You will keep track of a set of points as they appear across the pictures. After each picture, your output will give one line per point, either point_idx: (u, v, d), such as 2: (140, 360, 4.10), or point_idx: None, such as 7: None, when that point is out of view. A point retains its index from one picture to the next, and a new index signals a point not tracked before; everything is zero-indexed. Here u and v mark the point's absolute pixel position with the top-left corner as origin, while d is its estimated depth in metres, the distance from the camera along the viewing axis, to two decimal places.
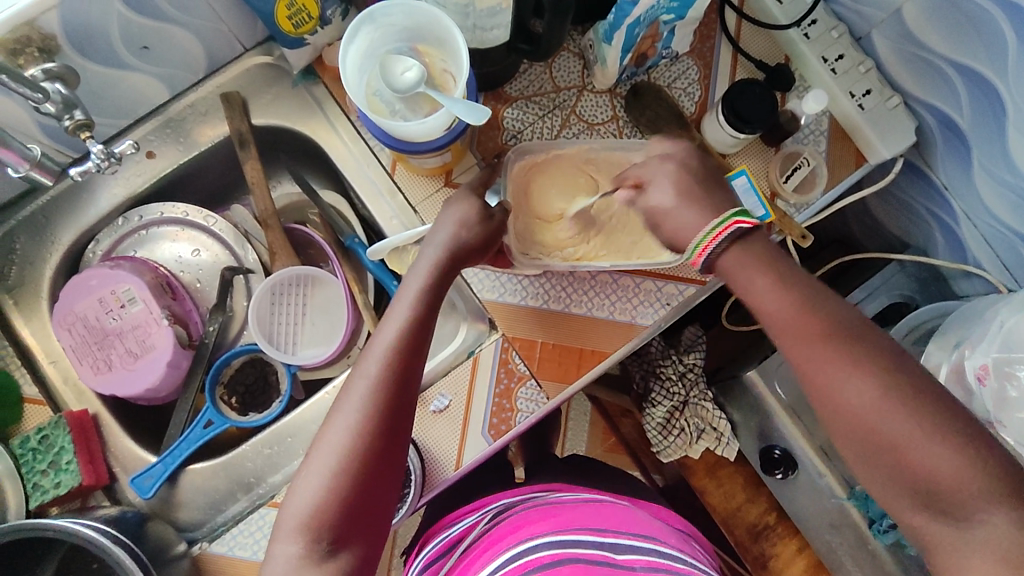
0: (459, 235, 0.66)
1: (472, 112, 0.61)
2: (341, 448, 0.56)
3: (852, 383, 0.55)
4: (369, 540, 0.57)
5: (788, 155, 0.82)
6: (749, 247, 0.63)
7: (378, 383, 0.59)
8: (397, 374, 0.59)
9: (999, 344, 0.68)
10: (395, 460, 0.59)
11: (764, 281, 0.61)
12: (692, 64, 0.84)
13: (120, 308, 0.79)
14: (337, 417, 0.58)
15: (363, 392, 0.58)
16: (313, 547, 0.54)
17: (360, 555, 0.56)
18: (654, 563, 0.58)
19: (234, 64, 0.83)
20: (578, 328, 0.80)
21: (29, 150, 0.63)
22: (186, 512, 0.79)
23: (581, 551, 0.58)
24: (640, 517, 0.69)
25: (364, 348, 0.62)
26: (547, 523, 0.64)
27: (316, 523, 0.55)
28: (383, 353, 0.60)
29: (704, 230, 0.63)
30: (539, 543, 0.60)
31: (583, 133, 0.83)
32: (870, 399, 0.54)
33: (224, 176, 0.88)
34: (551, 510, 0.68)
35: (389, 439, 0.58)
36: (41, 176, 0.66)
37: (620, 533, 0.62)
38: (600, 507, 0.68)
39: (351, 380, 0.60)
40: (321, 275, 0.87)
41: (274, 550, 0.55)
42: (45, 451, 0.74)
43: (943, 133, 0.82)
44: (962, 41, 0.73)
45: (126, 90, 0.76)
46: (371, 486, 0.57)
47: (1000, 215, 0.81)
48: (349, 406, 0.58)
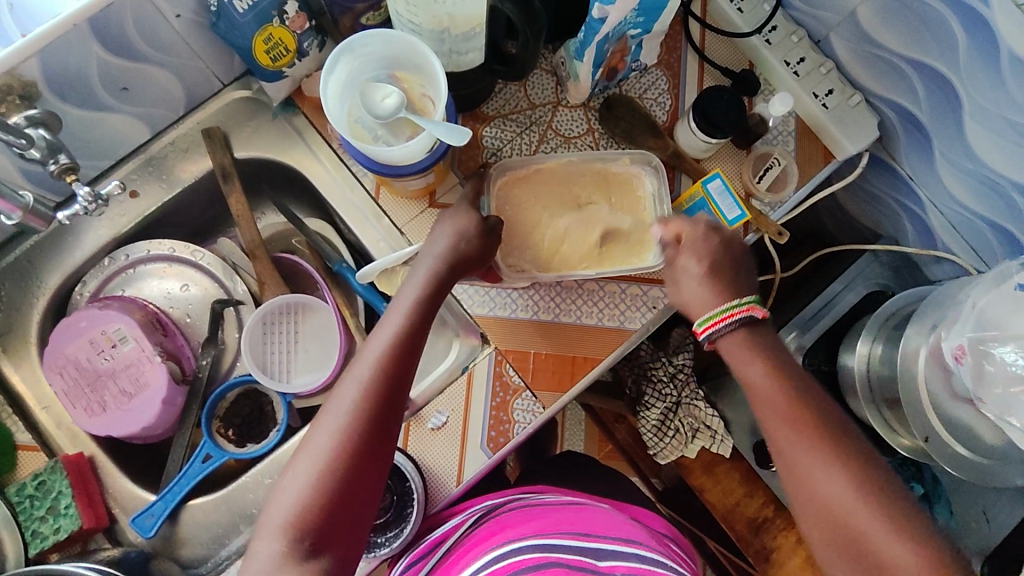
0: (455, 247, 0.67)
1: (454, 134, 0.63)
2: (328, 449, 0.56)
3: (820, 451, 0.60)
4: (351, 542, 0.56)
5: (759, 155, 0.85)
6: (755, 337, 0.67)
7: (369, 387, 0.59)
8: (389, 379, 0.59)
9: (973, 325, 0.71)
10: (382, 464, 0.58)
11: (757, 365, 0.65)
12: (661, 74, 0.87)
13: (112, 348, 0.79)
14: (325, 419, 0.58)
15: (353, 395, 0.58)
16: (295, 546, 0.53)
17: (340, 558, 0.55)
18: (634, 569, 0.57)
19: (213, 100, 0.84)
20: (570, 336, 0.82)
21: (21, 196, 0.62)
22: (189, 549, 0.79)
23: (563, 555, 0.57)
24: (616, 519, 0.68)
25: (358, 350, 0.62)
26: (533, 527, 0.63)
27: (299, 522, 0.54)
28: (378, 358, 0.60)
29: (719, 307, 0.67)
30: (522, 546, 0.60)
31: (560, 147, 0.85)
32: (827, 468, 0.59)
33: (208, 211, 0.89)
34: (536, 513, 0.68)
35: (378, 443, 0.58)
36: (32, 223, 0.65)
37: (601, 538, 0.61)
38: (582, 511, 0.67)
39: (341, 385, 0.60)
40: (309, 302, 0.87)
41: (254, 548, 0.54)
42: (43, 496, 0.74)
43: (904, 126, 0.85)
44: (914, 39, 0.76)
45: (107, 131, 0.77)
46: (356, 488, 0.56)
47: (965, 201, 0.84)
48: (341, 407, 0.58)
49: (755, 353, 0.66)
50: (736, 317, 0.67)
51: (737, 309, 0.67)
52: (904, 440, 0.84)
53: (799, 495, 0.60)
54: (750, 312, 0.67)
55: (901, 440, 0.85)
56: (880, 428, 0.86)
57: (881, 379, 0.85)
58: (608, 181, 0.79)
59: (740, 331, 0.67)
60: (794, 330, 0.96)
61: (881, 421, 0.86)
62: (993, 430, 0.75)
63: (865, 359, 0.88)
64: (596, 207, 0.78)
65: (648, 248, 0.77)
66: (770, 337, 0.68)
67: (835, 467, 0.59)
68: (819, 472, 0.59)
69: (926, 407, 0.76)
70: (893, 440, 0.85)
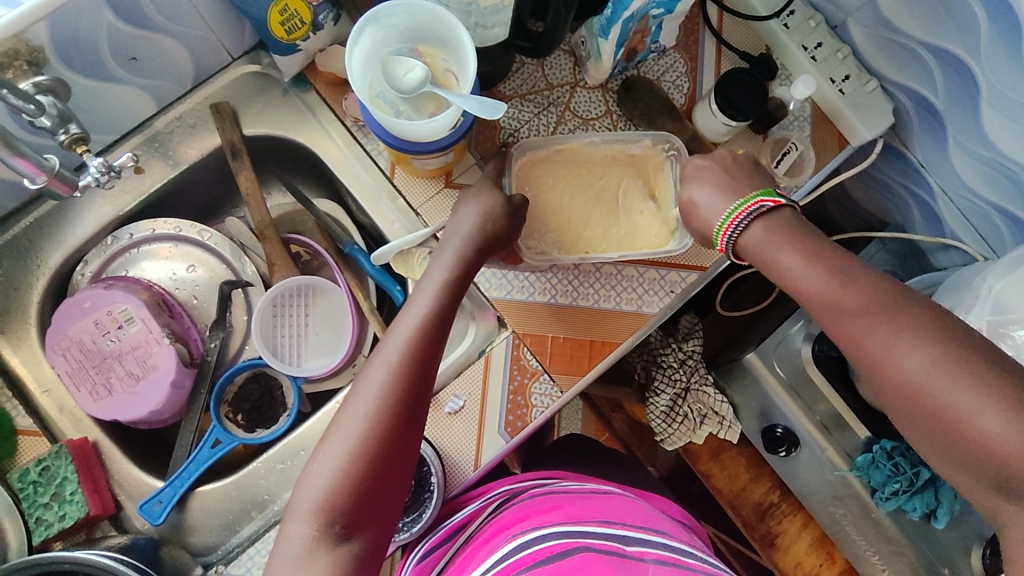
0: (482, 228, 0.66)
1: (484, 107, 0.61)
2: (358, 431, 0.55)
3: (919, 353, 0.51)
4: (380, 526, 0.55)
5: (777, 140, 0.84)
6: (776, 226, 0.61)
7: (398, 369, 0.57)
8: (420, 360, 0.58)
9: (990, 308, 0.72)
10: (411, 446, 0.57)
11: (794, 255, 0.59)
12: (679, 57, 0.86)
13: (118, 329, 0.76)
14: (354, 402, 0.57)
15: (382, 377, 0.57)
16: (326, 530, 0.52)
17: (371, 542, 0.54)
18: (663, 556, 0.57)
19: (221, 75, 0.81)
20: (588, 320, 0.81)
21: (46, 159, 0.59)
22: (198, 536, 0.77)
23: (590, 540, 0.57)
24: (643, 509, 0.68)
25: (386, 331, 0.60)
26: (555, 515, 0.63)
27: (330, 506, 0.53)
28: (407, 339, 0.59)
29: (725, 212, 0.63)
30: (546, 533, 0.59)
31: (578, 128, 0.84)
32: (931, 373, 0.51)
33: (214, 189, 0.86)
34: (559, 500, 0.67)
35: (408, 425, 0.57)
36: (55, 188, 0.62)
37: (631, 527, 0.61)
38: (607, 499, 0.68)
39: (369, 366, 0.58)
40: (321, 284, 0.85)
41: (284, 533, 0.53)
42: (47, 482, 0.71)
43: (918, 113, 0.86)
44: (934, 24, 0.77)
45: (112, 104, 0.74)
46: (387, 471, 0.55)
47: (977, 187, 0.85)
48: (370, 388, 0.56)
49: (783, 241, 0.60)
50: (746, 215, 0.62)
51: (742, 206, 0.62)
52: None
53: (909, 407, 0.52)
54: (759, 204, 0.62)
55: None
56: None
57: None
58: (628, 164, 0.78)
59: (759, 223, 0.62)
60: None
61: None
62: None
63: None
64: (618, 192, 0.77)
65: (670, 231, 0.76)
66: (797, 222, 0.61)
67: (941, 370, 0.50)
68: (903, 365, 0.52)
69: None
70: None
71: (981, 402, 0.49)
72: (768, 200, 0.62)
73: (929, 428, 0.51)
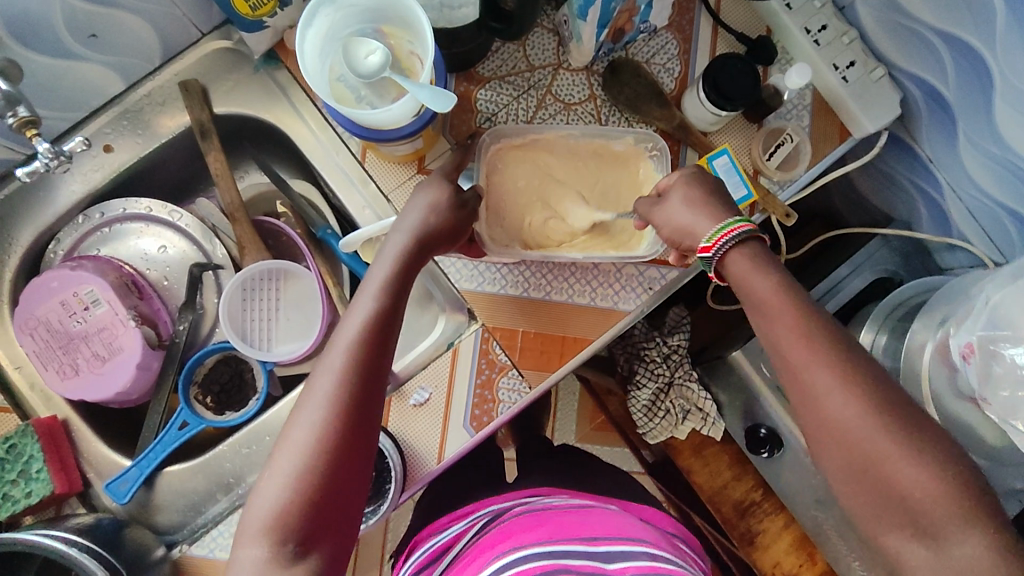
0: (427, 220, 0.64)
1: (438, 98, 0.58)
2: (306, 445, 0.53)
3: (852, 402, 0.51)
4: (338, 538, 0.54)
5: (771, 130, 0.80)
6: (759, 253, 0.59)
7: (343, 377, 0.56)
8: (364, 365, 0.56)
9: (984, 322, 0.67)
10: (364, 455, 0.56)
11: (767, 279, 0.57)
12: (671, 38, 0.81)
13: (84, 310, 0.76)
14: (301, 415, 0.55)
15: (328, 386, 0.55)
16: (280, 549, 0.51)
17: (330, 556, 0.53)
18: (641, 569, 0.56)
19: (191, 51, 0.79)
20: (560, 314, 0.78)
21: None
22: (165, 515, 0.78)
23: (571, 562, 0.56)
24: (626, 520, 0.66)
25: (329, 338, 0.58)
26: (540, 531, 0.62)
27: (281, 524, 0.52)
28: (349, 344, 0.57)
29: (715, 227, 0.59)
30: (531, 553, 0.58)
31: (559, 114, 0.80)
32: (864, 419, 0.51)
33: (188, 168, 0.85)
34: (545, 516, 0.65)
35: (357, 435, 0.55)
36: None
37: (612, 541, 0.60)
38: (592, 513, 0.66)
39: (314, 377, 0.57)
40: (292, 269, 0.84)
41: (237, 555, 0.52)
42: (14, 460, 0.72)
43: (928, 105, 0.80)
44: (948, 10, 0.70)
45: (75, 81, 0.72)
46: (337, 483, 0.54)
47: (986, 187, 0.79)
48: (316, 400, 0.55)
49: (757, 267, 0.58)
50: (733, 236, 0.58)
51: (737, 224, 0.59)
52: None
53: (836, 448, 0.52)
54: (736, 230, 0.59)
55: None
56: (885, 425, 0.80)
57: (881, 370, 0.81)
58: (608, 159, 0.75)
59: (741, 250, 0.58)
60: None
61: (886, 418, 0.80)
62: (995, 431, 0.72)
63: (867, 347, 0.83)
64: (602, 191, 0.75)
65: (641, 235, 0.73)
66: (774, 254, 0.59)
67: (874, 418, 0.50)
68: (836, 405, 0.52)
69: (924, 399, 0.73)
70: None
71: (911, 457, 0.49)
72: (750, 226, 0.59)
73: (854, 477, 0.51)
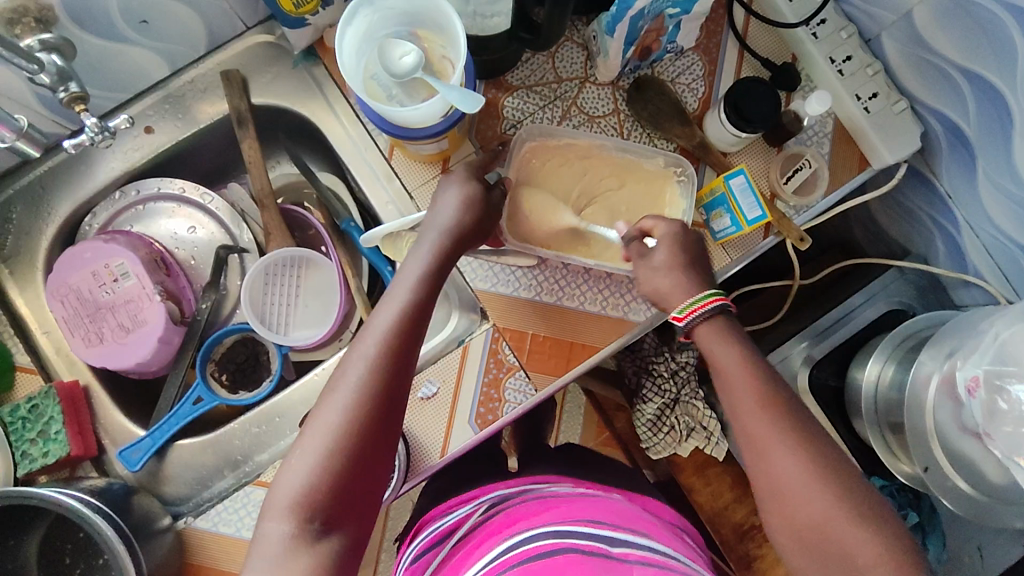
0: (460, 220, 0.67)
1: (466, 99, 0.60)
2: (335, 429, 0.57)
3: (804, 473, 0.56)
4: (359, 521, 0.57)
5: (790, 155, 0.81)
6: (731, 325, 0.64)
7: (375, 365, 0.60)
8: (395, 356, 0.61)
9: (991, 357, 0.67)
10: (387, 442, 0.59)
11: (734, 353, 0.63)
12: (697, 59, 0.83)
13: (113, 282, 0.79)
14: (332, 399, 0.59)
15: (360, 372, 0.59)
16: (305, 527, 0.54)
17: (351, 537, 0.56)
18: (647, 556, 0.56)
19: (234, 43, 0.83)
20: (570, 321, 0.80)
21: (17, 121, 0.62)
22: (172, 486, 0.80)
23: (578, 541, 0.56)
24: (624, 509, 0.65)
25: (362, 329, 0.62)
26: (548, 516, 0.61)
27: (308, 503, 0.55)
28: (383, 335, 0.61)
29: (693, 297, 0.65)
30: (536, 535, 0.58)
31: (583, 125, 0.82)
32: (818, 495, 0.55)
33: (223, 155, 0.89)
34: (551, 502, 0.65)
35: (384, 422, 0.59)
36: (26, 146, 0.67)
37: (615, 527, 0.60)
38: (596, 501, 0.65)
39: (347, 363, 0.60)
40: (314, 258, 0.86)
41: (263, 530, 0.55)
42: (35, 419, 0.75)
43: (949, 140, 0.81)
44: (971, 47, 0.72)
45: (124, 64, 0.76)
46: (363, 467, 0.57)
47: (1002, 224, 0.79)
48: (348, 385, 0.59)
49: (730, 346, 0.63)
50: (701, 312, 0.64)
51: (708, 299, 0.65)
52: (903, 467, 0.81)
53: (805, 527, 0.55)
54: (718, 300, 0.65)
55: (901, 467, 0.82)
56: (880, 450, 0.83)
57: (887, 401, 0.82)
58: (634, 173, 0.77)
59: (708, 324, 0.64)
60: (805, 341, 0.93)
61: (881, 443, 0.83)
62: (999, 467, 0.71)
63: (874, 379, 0.84)
64: (626, 199, 0.77)
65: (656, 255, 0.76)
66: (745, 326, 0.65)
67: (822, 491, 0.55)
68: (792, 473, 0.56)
69: (930, 434, 0.73)
70: (892, 465, 0.82)
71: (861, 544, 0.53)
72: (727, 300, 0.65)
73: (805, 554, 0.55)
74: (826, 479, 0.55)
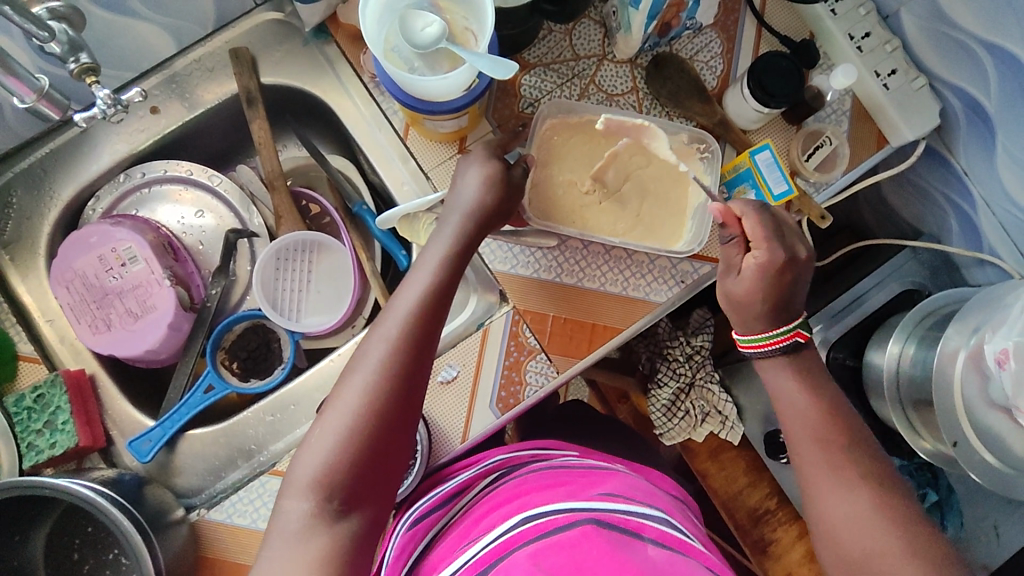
0: (483, 200, 0.65)
1: (498, 68, 0.58)
2: (357, 407, 0.55)
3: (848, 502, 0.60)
4: (378, 502, 0.56)
5: (809, 132, 0.80)
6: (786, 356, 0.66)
7: (399, 344, 0.58)
8: (419, 337, 0.59)
9: (1020, 329, 0.67)
10: (408, 423, 0.58)
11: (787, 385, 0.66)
12: (715, 36, 0.82)
13: (121, 266, 0.77)
14: (353, 377, 0.57)
15: (382, 351, 0.57)
16: (324, 506, 0.53)
17: (370, 518, 0.55)
18: (664, 535, 0.54)
19: (243, 21, 0.80)
20: (591, 303, 0.79)
21: (35, 78, 0.59)
22: (184, 478, 0.78)
23: (593, 513, 0.54)
24: (637, 483, 0.63)
25: (384, 307, 0.60)
26: (557, 489, 0.58)
27: (328, 482, 0.53)
28: (406, 315, 0.59)
29: (771, 330, 0.66)
30: (548, 508, 0.55)
31: (601, 104, 0.81)
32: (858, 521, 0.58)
33: (230, 137, 0.86)
34: (558, 475, 0.62)
35: (406, 402, 0.57)
36: (48, 110, 0.63)
37: (628, 499, 0.57)
38: (606, 474, 0.63)
39: (368, 342, 0.59)
40: (326, 241, 0.84)
41: (279, 509, 0.53)
42: (41, 410, 0.72)
43: (968, 116, 0.81)
44: (995, 19, 0.71)
45: (131, 40, 0.73)
46: (384, 447, 0.56)
47: (1021, 200, 0.80)
48: (370, 363, 0.57)
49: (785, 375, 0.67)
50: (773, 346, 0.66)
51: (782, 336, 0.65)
52: (925, 443, 0.81)
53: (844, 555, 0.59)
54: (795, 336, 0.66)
55: (922, 443, 0.82)
56: (901, 428, 0.83)
57: (911, 379, 0.81)
58: None
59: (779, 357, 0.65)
60: (820, 323, 0.93)
61: (903, 422, 0.83)
62: None
63: (895, 358, 0.83)
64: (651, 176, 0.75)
65: (679, 234, 0.75)
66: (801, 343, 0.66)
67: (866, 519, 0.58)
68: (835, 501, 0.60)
69: (957, 408, 0.72)
70: (913, 441, 0.82)
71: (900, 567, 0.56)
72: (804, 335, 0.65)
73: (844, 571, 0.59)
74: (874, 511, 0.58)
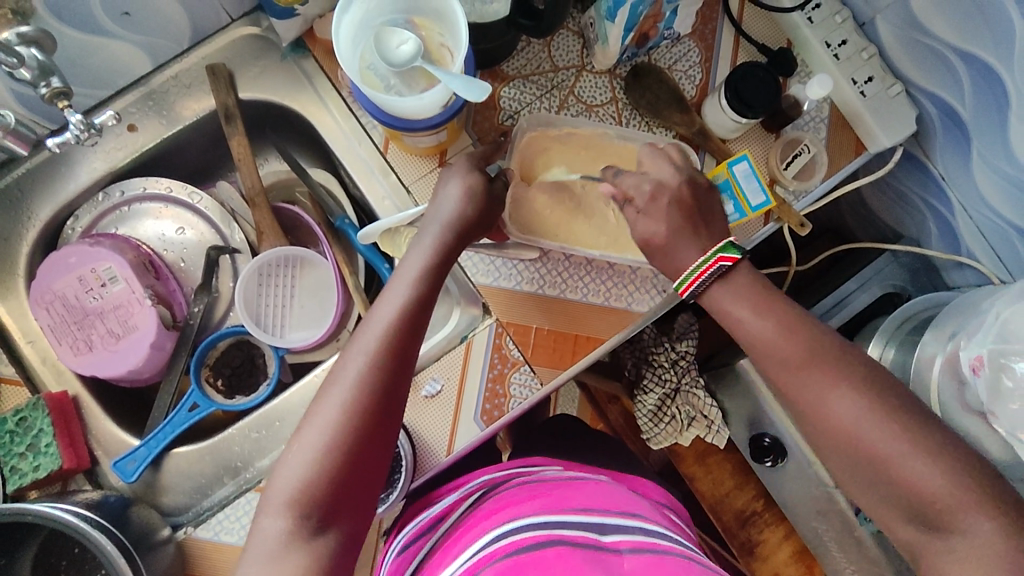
0: (463, 213, 0.65)
1: (471, 88, 0.58)
2: (334, 423, 0.55)
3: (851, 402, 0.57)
4: (356, 517, 0.56)
5: (788, 141, 0.81)
6: (735, 282, 0.63)
7: (375, 358, 0.58)
8: (395, 350, 0.59)
9: (993, 336, 0.67)
10: (387, 438, 0.58)
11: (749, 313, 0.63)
12: (694, 46, 0.82)
13: (101, 287, 0.77)
14: (330, 393, 0.57)
15: (359, 366, 0.57)
16: (301, 523, 0.53)
17: (347, 534, 0.55)
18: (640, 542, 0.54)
19: (219, 36, 0.80)
20: (573, 313, 0.79)
21: (1, 117, 0.62)
22: (170, 497, 0.78)
23: (567, 532, 0.54)
24: (620, 494, 0.64)
25: (362, 321, 0.60)
26: (534, 503, 0.59)
27: (305, 499, 0.53)
28: (383, 329, 0.59)
29: (690, 266, 0.64)
30: (524, 525, 0.55)
31: (581, 115, 0.81)
32: (862, 419, 0.56)
33: (209, 153, 0.86)
34: (537, 489, 0.63)
35: (384, 417, 0.57)
36: (14, 143, 0.65)
37: (605, 513, 0.58)
38: (588, 484, 0.63)
39: (346, 356, 0.59)
40: (309, 257, 0.84)
41: (258, 526, 0.54)
42: (23, 433, 0.72)
43: (944, 122, 0.82)
44: (969, 28, 0.72)
45: (106, 59, 0.73)
46: (362, 463, 0.56)
47: (997, 205, 0.80)
48: (347, 379, 0.57)
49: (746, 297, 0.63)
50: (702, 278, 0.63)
51: (706, 265, 0.63)
52: None
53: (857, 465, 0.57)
54: (718, 261, 0.63)
55: None
56: None
57: None
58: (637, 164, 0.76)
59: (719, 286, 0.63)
60: None
61: None
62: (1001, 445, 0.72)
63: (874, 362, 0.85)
64: None
65: None
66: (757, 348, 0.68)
67: (869, 418, 0.56)
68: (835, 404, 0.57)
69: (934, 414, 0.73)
70: None
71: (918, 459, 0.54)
72: (727, 258, 0.63)
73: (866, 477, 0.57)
74: (876, 409, 0.56)
